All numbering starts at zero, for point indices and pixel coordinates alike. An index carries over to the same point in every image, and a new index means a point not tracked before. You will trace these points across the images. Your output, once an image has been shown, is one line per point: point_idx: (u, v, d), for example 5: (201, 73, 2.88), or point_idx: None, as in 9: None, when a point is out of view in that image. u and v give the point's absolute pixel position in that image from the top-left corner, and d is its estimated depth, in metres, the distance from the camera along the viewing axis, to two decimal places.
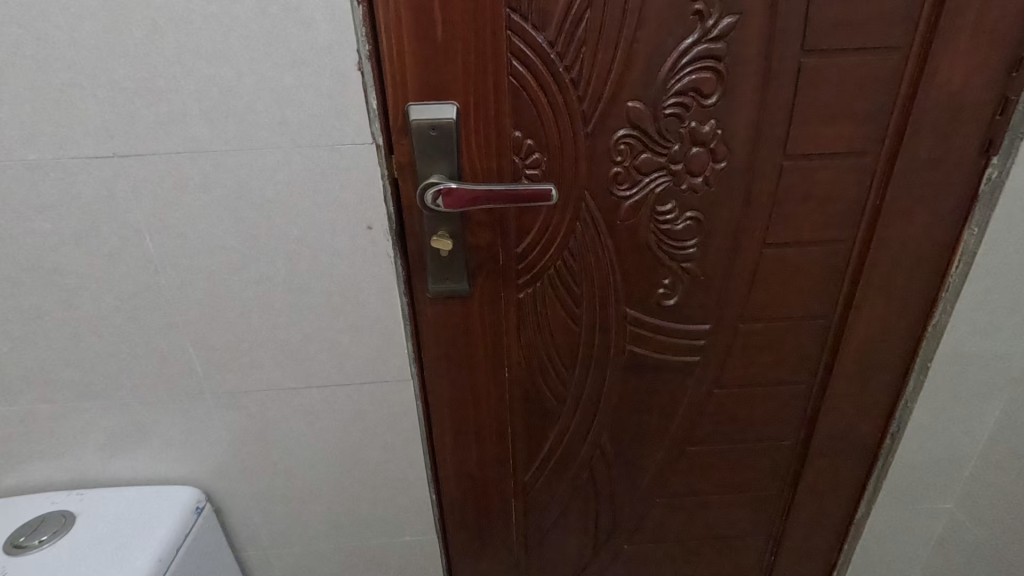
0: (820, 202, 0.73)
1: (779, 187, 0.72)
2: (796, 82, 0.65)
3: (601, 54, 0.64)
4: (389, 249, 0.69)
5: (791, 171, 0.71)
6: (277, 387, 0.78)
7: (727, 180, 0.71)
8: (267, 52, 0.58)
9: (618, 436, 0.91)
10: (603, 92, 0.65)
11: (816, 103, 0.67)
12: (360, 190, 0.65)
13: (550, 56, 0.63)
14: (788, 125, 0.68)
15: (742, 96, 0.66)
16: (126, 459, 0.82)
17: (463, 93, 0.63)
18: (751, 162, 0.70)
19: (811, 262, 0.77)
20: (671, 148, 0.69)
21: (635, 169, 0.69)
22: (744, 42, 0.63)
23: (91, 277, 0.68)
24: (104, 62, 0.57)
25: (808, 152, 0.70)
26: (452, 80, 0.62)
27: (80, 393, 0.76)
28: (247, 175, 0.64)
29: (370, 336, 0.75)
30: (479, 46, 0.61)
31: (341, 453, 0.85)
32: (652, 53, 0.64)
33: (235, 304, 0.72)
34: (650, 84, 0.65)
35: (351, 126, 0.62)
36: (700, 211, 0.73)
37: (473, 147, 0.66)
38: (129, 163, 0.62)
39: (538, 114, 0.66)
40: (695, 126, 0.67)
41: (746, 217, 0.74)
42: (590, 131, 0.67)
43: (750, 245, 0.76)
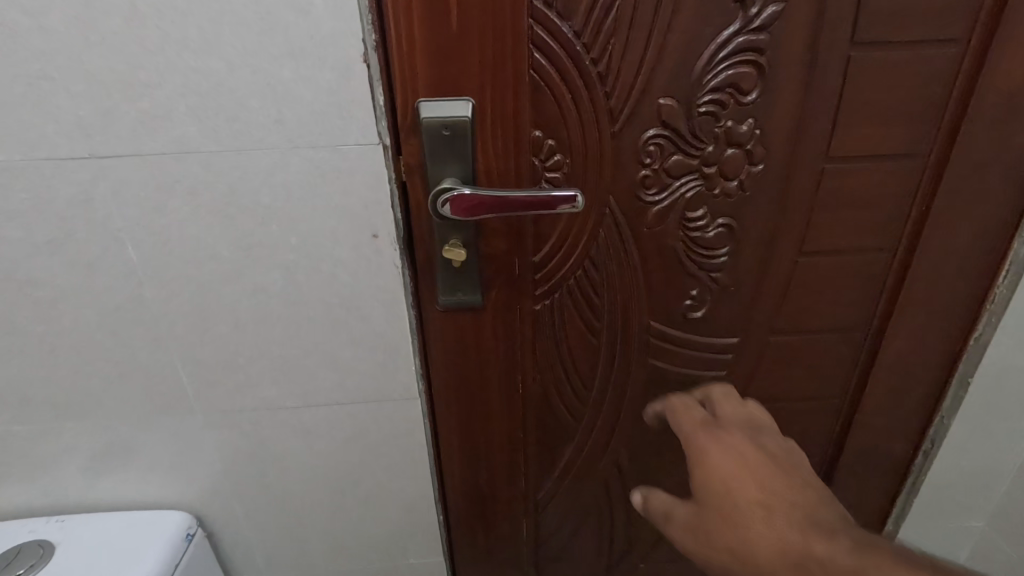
0: (862, 208, 0.68)
1: (819, 192, 0.66)
2: (844, 78, 0.60)
3: (632, 46, 0.58)
4: (396, 258, 0.63)
5: (833, 174, 0.65)
6: (274, 407, 0.72)
7: (764, 184, 0.65)
8: (261, 41, 0.51)
9: (636, 453, 0.85)
10: (633, 89, 0.60)
11: (863, 100, 0.61)
12: (365, 194, 0.59)
13: (575, 48, 0.57)
14: (832, 125, 0.62)
15: (783, 93, 0.60)
16: (110, 483, 0.76)
17: (480, 89, 0.57)
18: (790, 165, 0.64)
19: (850, 271, 0.72)
20: (704, 149, 0.63)
21: (664, 172, 0.64)
22: (788, 33, 0.58)
23: (69, 289, 0.62)
24: (77, 52, 0.51)
25: (852, 154, 0.64)
26: (467, 74, 0.56)
27: (60, 413, 0.70)
28: (240, 178, 0.57)
29: (374, 353, 0.69)
30: (497, 36, 0.55)
31: (342, 476, 0.79)
32: (687, 45, 0.58)
33: (228, 318, 0.65)
34: (684, 80, 0.59)
35: (355, 125, 0.56)
36: (733, 217, 0.67)
37: (489, 148, 0.60)
38: (107, 165, 0.56)
39: (560, 112, 0.60)
40: (731, 126, 0.62)
41: (782, 223, 0.68)
42: (617, 130, 0.62)
43: (786, 254, 0.70)
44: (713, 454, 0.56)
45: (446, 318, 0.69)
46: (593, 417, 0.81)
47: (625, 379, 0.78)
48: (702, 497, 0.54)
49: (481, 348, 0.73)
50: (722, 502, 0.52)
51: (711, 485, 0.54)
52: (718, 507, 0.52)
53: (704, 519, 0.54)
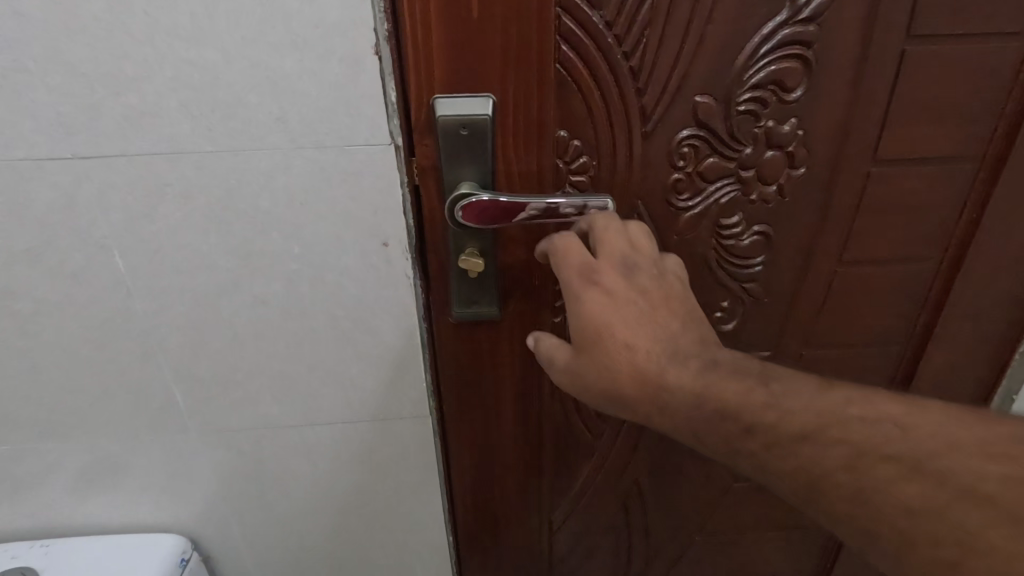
0: (908, 215, 0.63)
1: (864, 197, 0.61)
2: (897, 74, 0.55)
3: (668, 37, 0.52)
4: (407, 268, 0.58)
5: (879, 178, 0.60)
6: (274, 425, 0.67)
7: (805, 189, 0.60)
8: (261, 30, 0.46)
9: (658, 470, 0.80)
10: (667, 85, 0.54)
11: (916, 98, 0.56)
12: (375, 199, 0.54)
13: (605, 40, 0.52)
14: (881, 125, 0.57)
15: (830, 91, 0.55)
16: (99, 505, 0.72)
17: (502, 85, 0.52)
18: (834, 169, 0.59)
19: (891, 282, 0.67)
20: (742, 151, 0.58)
21: (698, 175, 0.59)
22: (840, 25, 0.52)
23: (52, 301, 0.57)
24: (55, 41, 0.45)
25: (901, 156, 0.59)
26: (488, 68, 0.51)
27: (44, 432, 0.65)
28: (238, 181, 0.52)
29: (382, 368, 0.65)
30: (522, 25, 0.49)
31: (347, 497, 0.74)
32: (729, 36, 0.53)
33: (224, 332, 0.60)
34: (724, 75, 0.54)
35: (365, 124, 0.51)
36: (771, 225, 0.62)
37: (510, 150, 0.55)
38: (91, 166, 0.51)
39: (588, 110, 0.55)
40: (773, 126, 0.57)
41: (822, 231, 0.63)
42: (649, 130, 0.56)
43: (824, 264, 0.65)
44: (593, 298, 0.49)
45: (461, 331, 0.64)
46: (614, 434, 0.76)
47: None
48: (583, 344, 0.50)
49: (496, 364, 0.68)
50: (598, 347, 0.49)
51: (586, 331, 0.49)
52: (596, 355, 0.49)
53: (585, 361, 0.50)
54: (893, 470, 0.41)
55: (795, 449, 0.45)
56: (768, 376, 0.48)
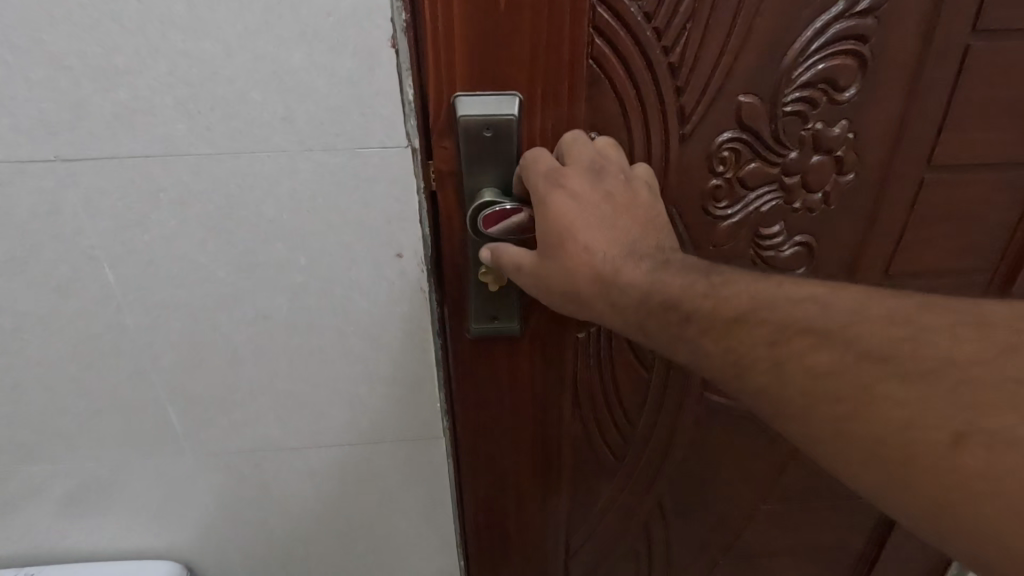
0: (963, 225, 0.58)
1: (915, 205, 0.57)
2: (959, 73, 0.50)
3: (712, 31, 0.48)
4: (422, 281, 0.54)
5: (933, 185, 0.56)
6: (276, 447, 0.63)
7: (852, 197, 0.56)
8: (266, 19, 0.41)
9: (682, 492, 0.76)
10: (709, 83, 0.50)
11: (978, 98, 0.52)
12: (388, 207, 0.50)
13: (644, 34, 0.47)
14: (939, 128, 0.53)
15: (886, 90, 0.51)
16: (89, 530, 0.67)
17: (529, 83, 0.47)
18: (885, 175, 0.55)
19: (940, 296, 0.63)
20: (787, 156, 0.53)
21: (738, 181, 0.54)
22: (900, 18, 0.48)
23: (35, 316, 0.52)
24: (35, 29, 0.41)
25: (957, 161, 0.55)
26: (515, 64, 0.46)
27: (28, 455, 0.61)
28: (239, 187, 0.48)
29: (393, 387, 0.60)
30: (554, 16, 0.45)
31: (353, 521, 0.69)
32: (779, 30, 0.48)
33: (223, 349, 0.56)
34: (771, 73, 0.50)
35: (379, 124, 0.46)
36: (813, 236, 0.58)
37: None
38: (77, 169, 0.46)
39: (621, 110, 0.50)
40: (821, 128, 0.52)
41: (869, 241, 0.58)
42: (687, 132, 0.52)
43: (870, 276, 0.61)
44: (559, 200, 0.45)
45: (478, 348, 0.60)
46: (638, 455, 0.72)
47: (676, 413, 0.69)
48: (546, 250, 0.46)
49: (515, 382, 0.63)
50: (560, 251, 0.45)
51: (546, 235, 0.45)
52: (559, 261, 0.45)
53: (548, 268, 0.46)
54: (809, 341, 0.38)
55: (727, 330, 0.41)
56: (710, 271, 0.45)
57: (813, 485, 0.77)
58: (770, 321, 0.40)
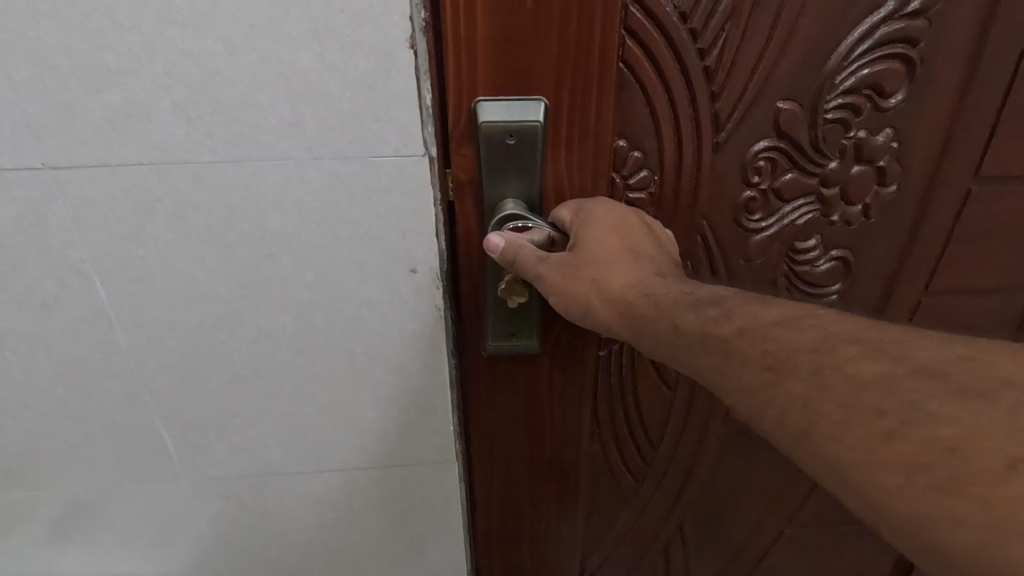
0: (1009, 239, 0.55)
1: (959, 218, 0.54)
2: (1012, 79, 0.47)
3: (753, 32, 0.45)
4: (437, 298, 0.50)
5: (979, 198, 0.53)
6: (278, 472, 0.59)
7: (893, 210, 0.53)
8: (273, 15, 0.38)
9: (703, 518, 0.72)
10: (746, 89, 0.47)
11: None
12: (402, 220, 0.46)
13: (679, 35, 0.44)
14: (988, 137, 0.50)
15: (933, 97, 0.48)
16: (76, 559, 0.63)
17: (556, 87, 0.44)
18: (930, 187, 0.52)
19: (981, 314, 0.60)
20: (827, 166, 0.50)
21: (774, 193, 0.51)
22: (953, 19, 0.45)
23: (21, 335, 0.49)
24: (20, 26, 0.37)
25: (1005, 173, 0.52)
26: (542, 65, 0.43)
27: (13, 480, 0.57)
28: (241, 197, 0.44)
29: (403, 410, 0.56)
30: (586, 15, 0.41)
31: (359, 549, 0.65)
32: (823, 32, 0.45)
33: (221, 370, 0.52)
34: (813, 77, 0.46)
35: (395, 131, 0.43)
36: (850, 250, 0.55)
37: (561, 164, 0.47)
38: (66, 179, 0.42)
39: (652, 117, 0.47)
40: (864, 137, 0.49)
41: (909, 255, 0.55)
42: (722, 140, 0.49)
43: (908, 293, 0.57)
44: (596, 209, 0.46)
45: (495, 368, 0.56)
46: (659, 481, 0.68)
47: (699, 437, 0.66)
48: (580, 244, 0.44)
49: (532, 403, 0.60)
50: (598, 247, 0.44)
51: (581, 234, 0.45)
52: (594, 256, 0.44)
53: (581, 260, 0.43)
54: (856, 350, 0.33)
55: (764, 334, 0.36)
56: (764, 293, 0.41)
57: (839, 510, 0.74)
58: (814, 327, 0.36)
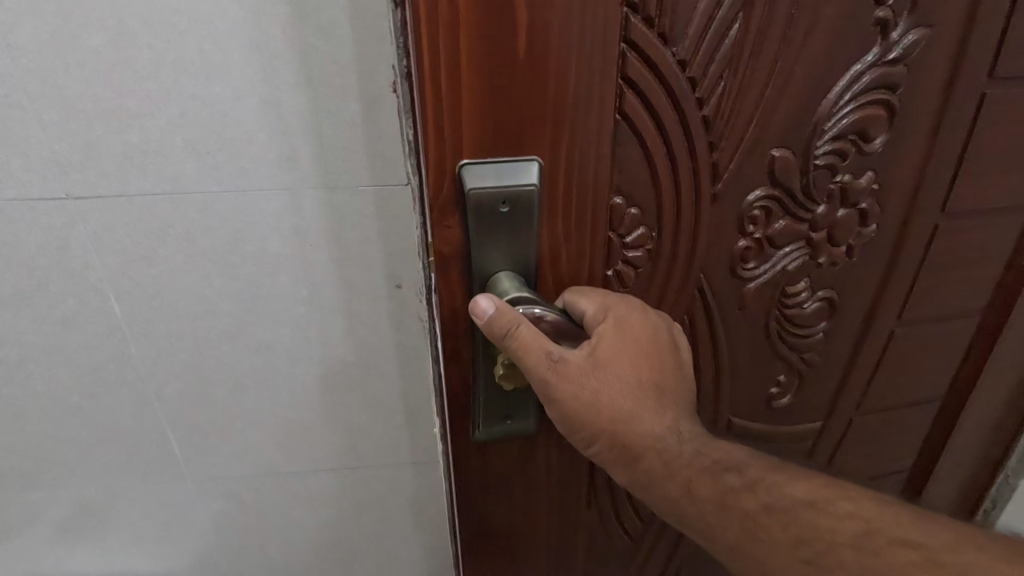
0: (966, 267, 0.58)
1: (929, 251, 0.56)
2: (974, 119, 0.49)
3: (755, 80, 0.42)
4: (423, 311, 0.55)
5: (945, 232, 0.55)
6: (276, 473, 0.63)
7: (872, 248, 0.54)
8: (273, 66, 0.43)
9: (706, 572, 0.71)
10: (743, 139, 0.44)
11: (989, 145, 0.51)
12: (390, 243, 0.51)
13: (677, 85, 0.40)
14: (954, 174, 0.52)
15: (908, 139, 0.49)
16: (87, 555, 0.67)
17: (552, 145, 0.39)
18: (904, 224, 0.53)
19: (941, 338, 0.63)
20: (816, 211, 0.50)
21: (767, 241, 0.50)
22: (927, 62, 0.45)
23: (41, 347, 0.53)
24: (52, 76, 0.42)
25: (968, 207, 0.54)
26: (535, 123, 0.38)
27: (30, 481, 0.61)
28: (244, 222, 0.49)
29: (393, 415, 0.61)
30: (580, 71, 0.37)
31: (352, 544, 0.70)
32: (814, 81, 0.43)
33: (225, 380, 0.57)
34: (804, 126, 0.45)
35: (383, 162, 0.48)
36: (834, 290, 0.55)
37: (558, 228, 0.42)
38: (87, 208, 0.47)
39: (651, 172, 0.43)
40: (849, 180, 0.49)
41: (886, 290, 0.57)
42: (719, 191, 0.46)
43: (883, 326, 0.60)
44: (620, 309, 0.42)
45: (487, 455, 0.51)
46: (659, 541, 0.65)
47: None
48: (598, 348, 0.41)
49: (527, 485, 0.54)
50: (615, 359, 0.41)
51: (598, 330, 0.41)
52: (610, 371, 0.41)
53: (595, 370, 0.40)
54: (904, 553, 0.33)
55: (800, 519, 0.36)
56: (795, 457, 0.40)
57: None
58: (854, 516, 0.35)
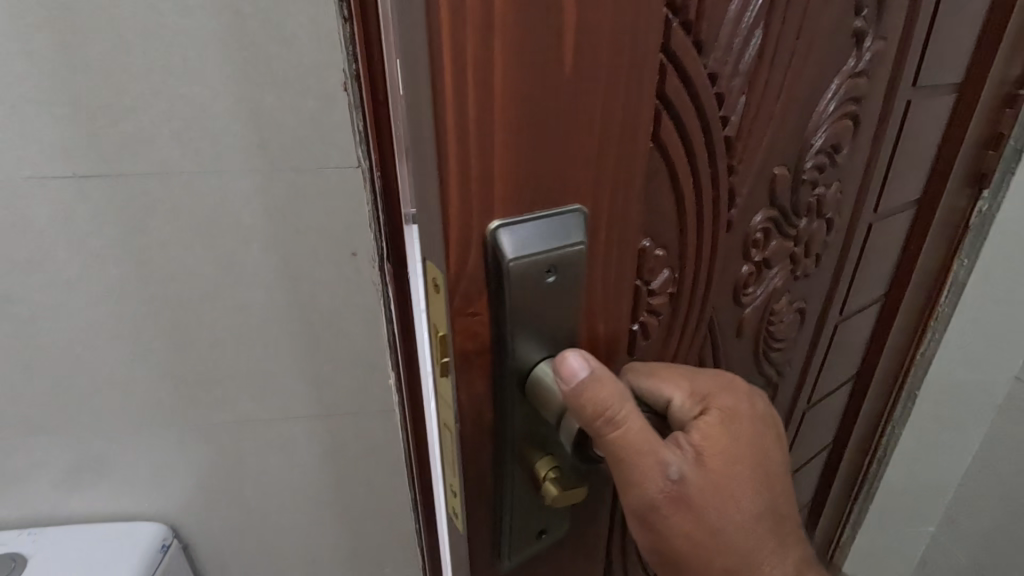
0: (886, 253, 0.74)
1: (865, 243, 0.70)
2: (901, 125, 0.63)
3: (767, 97, 0.47)
4: (374, 277, 0.65)
5: (877, 226, 0.69)
6: (253, 421, 0.73)
7: (828, 250, 0.66)
8: (244, 70, 0.53)
9: None
10: (754, 159, 0.50)
11: (905, 147, 0.65)
12: (346, 217, 0.61)
13: (708, 97, 0.43)
14: (884, 175, 0.66)
15: (859, 150, 0.61)
16: (85, 498, 0.76)
17: (594, 188, 0.35)
18: (852, 221, 0.66)
19: (864, 321, 0.78)
20: (799, 227, 0.59)
21: (763, 261, 0.58)
22: (877, 76, 0.57)
23: (48, 306, 0.63)
24: (62, 76, 0.52)
25: (892, 203, 0.69)
26: (577, 163, 0.34)
27: (35, 427, 0.70)
28: (222, 199, 0.59)
29: (354, 369, 0.71)
30: (623, 103, 0.34)
31: (321, 487, 0.80)
32: (808, 94, 0.51)
33: (207, 336, 0.67)
34: (797, 143, 0.53)
35: (336, 150, 0.58)
36: (804, 301, 0.67)
37: (596, 280, 0.39)
38: (90, 185, 0.57)
39: (678, 197, 0.45)
40: (823, 193, 0.60)
41: (834, 285, 0.70)
42: (733, 215, 0.51)
43: (831, 319, 0.73)
44: (718, 398, 0.46)
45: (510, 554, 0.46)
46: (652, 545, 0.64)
47: None
48: (706, 448, 0.44)
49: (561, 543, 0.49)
50: (724, 462, 0.44)
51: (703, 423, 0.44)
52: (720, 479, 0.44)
53: (706, 470, 0.43)
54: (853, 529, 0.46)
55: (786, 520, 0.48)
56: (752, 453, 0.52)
57: None
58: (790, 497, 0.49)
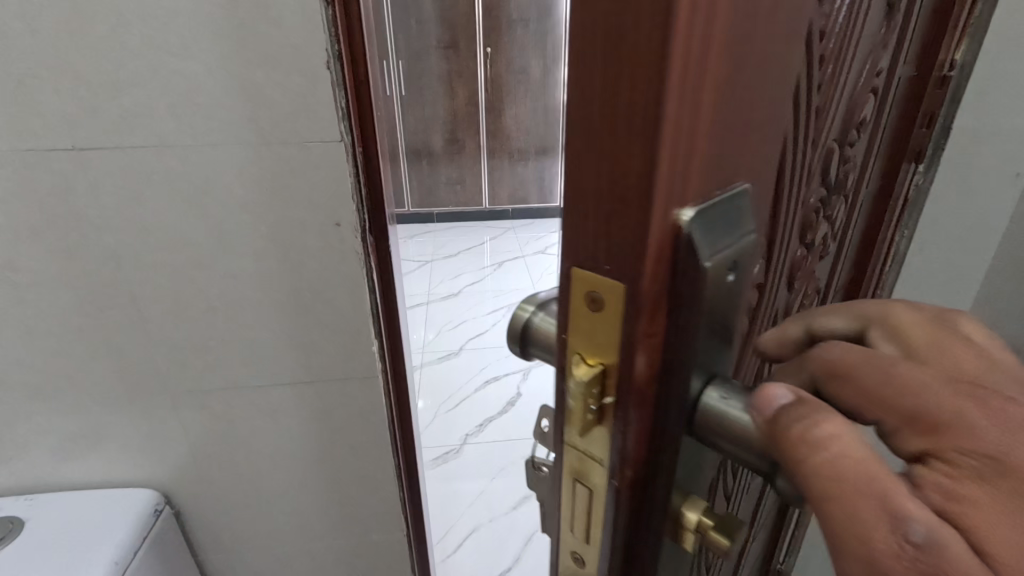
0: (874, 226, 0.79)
1: (864, 215, 0.74)
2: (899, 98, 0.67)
3: (834, 63, 0.47)
4: (358, 245, 0.70)
5: (873, 198, 0.74)
6: (243, 386, 0.77)
7: (846, 224, 0.69)
8: (235, 48, 0.58)
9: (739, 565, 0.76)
10: (820, 130, 0.50)
11: (897, 121, 0.70)
12: (331, 188, 0.66)
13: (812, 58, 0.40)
14: (885, 146, 0.70)
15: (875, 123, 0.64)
16: (80, 464, 0.80)
17: (758, 160, 0.29)
18: (861, 195, 0.70)
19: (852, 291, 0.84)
20: (833, 202, 0.62)
21: (811, 236, 0.58)
22: (892, 49, 0.60)
23: (47, 273, 0.67)
24: (65, 53, 0.56)
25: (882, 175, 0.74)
26: (753, 124, 0.27)
27: (32, 393, 0.74)
28: (214, 170, 0.63)
29: (338, 335, 0.75)
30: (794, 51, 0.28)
31: (309, 452, 0.84)
32: (853, 63, 0.52)
33: (199, 303, 0.71)
34: (842, 114, 0.54)
35: (320, 124, 0.62)
36: (824, 278, 0.70)
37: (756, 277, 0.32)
38: (89, 156, 0.61)
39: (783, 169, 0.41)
40: (851, 165, 0.62)
41: (843, 258, 0.74)
42: (805, 187, 0.50)
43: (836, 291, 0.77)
44: None
45: None
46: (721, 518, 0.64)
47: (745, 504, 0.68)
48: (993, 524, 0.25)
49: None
50: None
51: (955, 443, 0.25)
52: None
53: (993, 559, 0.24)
54: None
55: None
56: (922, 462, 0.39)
57: None
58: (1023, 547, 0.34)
